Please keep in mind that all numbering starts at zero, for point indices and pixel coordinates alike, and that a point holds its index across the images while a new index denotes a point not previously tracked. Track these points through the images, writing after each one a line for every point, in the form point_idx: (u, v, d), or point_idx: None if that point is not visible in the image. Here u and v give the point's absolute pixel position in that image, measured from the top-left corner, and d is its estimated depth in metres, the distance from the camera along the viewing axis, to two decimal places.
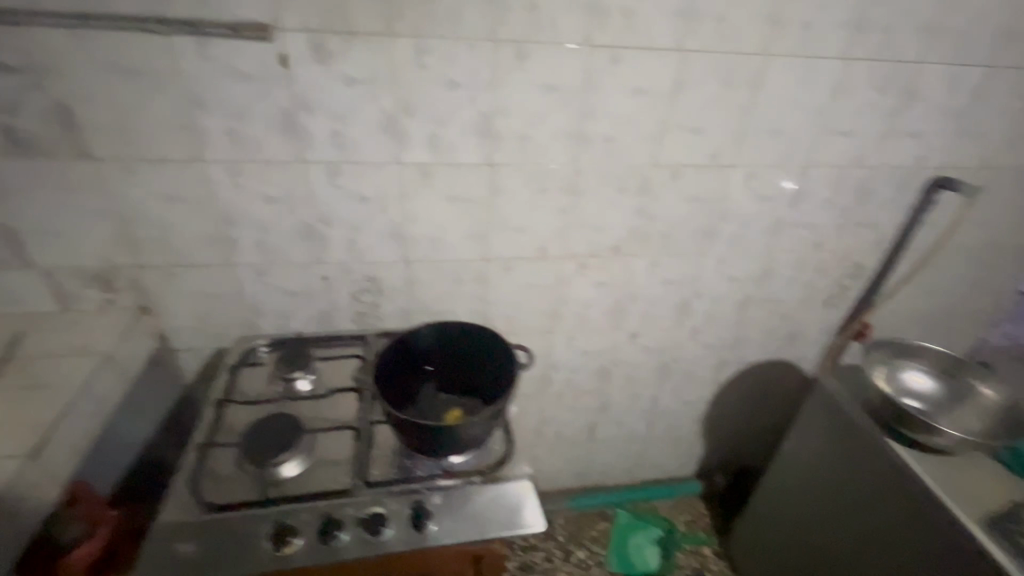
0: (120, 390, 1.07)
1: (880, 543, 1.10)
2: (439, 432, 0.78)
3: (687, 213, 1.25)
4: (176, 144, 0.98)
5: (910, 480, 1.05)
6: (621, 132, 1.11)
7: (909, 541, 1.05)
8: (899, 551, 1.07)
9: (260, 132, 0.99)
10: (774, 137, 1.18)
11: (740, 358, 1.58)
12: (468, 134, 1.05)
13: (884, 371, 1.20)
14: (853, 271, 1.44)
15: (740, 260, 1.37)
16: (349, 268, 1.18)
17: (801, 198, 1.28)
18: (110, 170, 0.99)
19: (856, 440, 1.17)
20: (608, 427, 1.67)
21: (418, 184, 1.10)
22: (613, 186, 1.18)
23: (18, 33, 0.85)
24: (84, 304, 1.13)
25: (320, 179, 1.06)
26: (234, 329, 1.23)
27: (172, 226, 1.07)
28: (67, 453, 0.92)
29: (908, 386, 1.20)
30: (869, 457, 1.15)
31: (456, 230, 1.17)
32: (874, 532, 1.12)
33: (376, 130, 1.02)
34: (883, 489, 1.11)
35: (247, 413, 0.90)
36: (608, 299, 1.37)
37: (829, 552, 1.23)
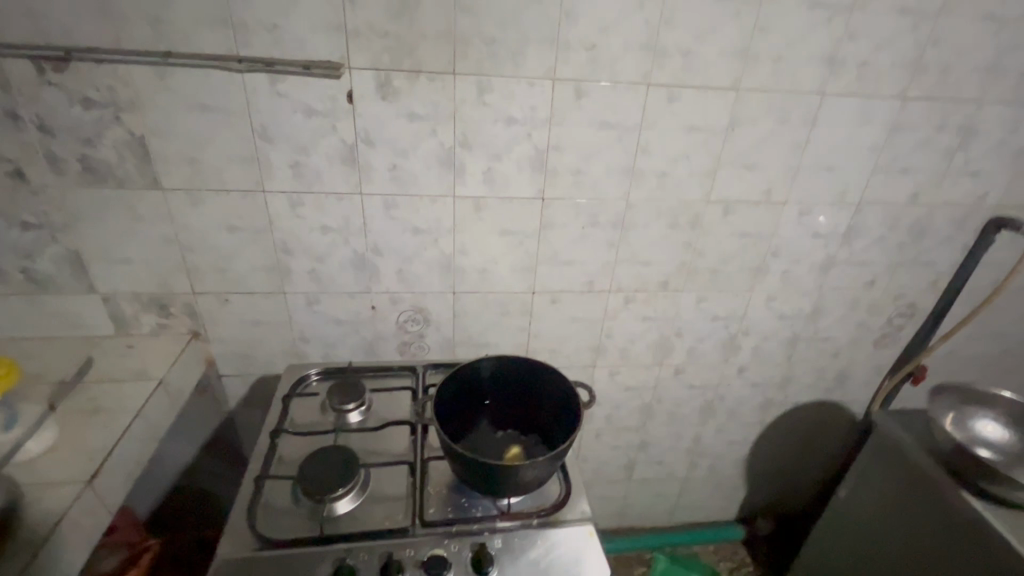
0: (170, 416, 1.07)
1: None
2: (502, 472, 0.76)
3: (738, 249, 1.23)
4: (241, 175, 1.01)
5: (989, 535, 0.98)
6: (674, 168, 1.11)
7: None
8: None
9: (322, 164, 1.01)
10: (829, 175, 1.16)
11: (787, 397, 1.53)
12: (523, 169, 1.06)
13: (951, 418, 1.14)
14: (906, 310, 1.40)
15: (790, 297, 1.34)
16: (397, 299, 1.19)
17: (855, 235, 1.26)
18: (177, 199, 1.02)
19: (924, 490, 1.11)
20: (647, 466, 1.61)
21: (471, 217, 1.10)
22: (663, 221, 1.17)
23: (104, 70, 0.89)
24: (139, 329, 1.15)
25: (376, 210, 1.07)
26: (281, 356, 1.23)
27: (230, 253, 1.09)
28: (119, 480, 0.92)
29: (979, 435, 1.13)
30: (937, 508, 1.08)
31: (505, 263, 1.17)
32: None
33: (433, 164, 1.04)
34: (957, 543, 1.04)
35: (301, 444, 0.89)
36: (653, 333, 1.34)
37: None
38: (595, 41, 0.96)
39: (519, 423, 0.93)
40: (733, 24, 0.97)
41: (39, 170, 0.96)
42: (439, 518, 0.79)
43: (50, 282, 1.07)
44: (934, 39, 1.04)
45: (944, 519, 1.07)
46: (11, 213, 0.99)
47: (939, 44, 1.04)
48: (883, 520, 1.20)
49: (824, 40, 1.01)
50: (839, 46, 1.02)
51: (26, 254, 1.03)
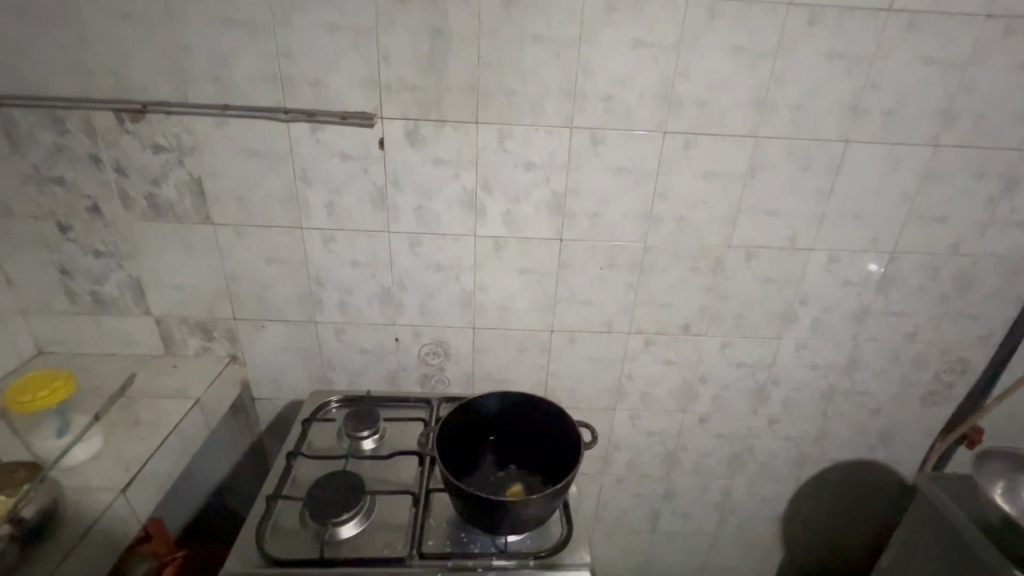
0: (204, 433, 1.15)
1: None
2: (499, 509, 0.77)
3: (763, 295, 1.21)
4: (282, 213, 1.11)
5: None
6: (693, 213, 1.12)
7: None
8: None
9: (354, 205, 1.10)
10: (858, 222, 1.14)
11: (824, 454, 1.44)
12: (542, 212, 1.11)
13: (1002, 486, 1.04)
14: (956, 366, 1.31)
15: (822, 347, 1.28)
16: (419, 332, 1.23)
17: (890, 284, 1.21)
18: (225, 233, 1.12)
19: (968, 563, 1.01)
20: (671, 517, 1.55)
21: (491, 256, 1.15)
22: (683, 265, 1.17)
23: (173, 120, 1.02)
24: (185, 350, 1.25)
25: (402, 247, 1.14)
26: (310, 382, 1.30)
27: (269, 284, 1.18)
28: (151, 490, 0.98)
29: None
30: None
31: (524, 301, 1.20)
32: None
33: (456, 205, 1.10)
34: None
35: (314, 468, 0.93)
36: (675, 378, 1.32)
37: None
38: (612, 92, 1.01)
39: (522, 461, 0.94)
40: (749, 75, 1.00)
41: (113, 205, 1.09)
42: (436, 551, 0.80)
43: (113, 304, 1.19)
44: (964, 87, 1.02)
45: None
46: (87, 242, 1.12)
47: (971, 93, 1.02)
48: None
49: (845, 90, 1.01)
50: (861, 95, 1.02)
51: (96, 279, 1.16)
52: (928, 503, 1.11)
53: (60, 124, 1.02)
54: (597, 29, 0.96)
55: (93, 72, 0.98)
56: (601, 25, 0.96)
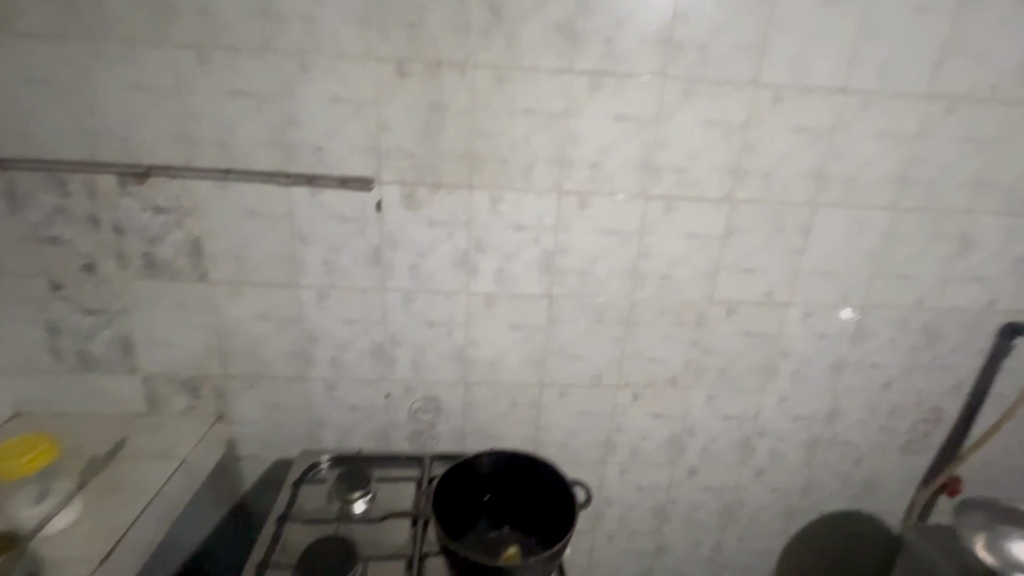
0: (187, 495, 1.11)
1: None
2: (496, 573, 0.76)
3: (745, 348, 1.26)
4: (278, 271, 1.13)
5: None
6: (675, 270, 1.17)
7: None
8: None
9: (350, 263, 1.13)
10: (829, 279, 1.21)
11: (812, 505, 1.45)
12: (532, 270, 1.15)
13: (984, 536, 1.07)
14: (930, 415, 1.36)
15: (803, 398, 1.32)
16: (411, 388, 1.24)
17: (863, 337, 1.27)
18: (220, 291, 1.14)
19: None
20: (664, 574, 1.52)
21: (482, 312, 1.18)
22: (668, 320, 1.22)
23: (175, 183, 1.06)
24: (171, 409, 1.23)
25: (396, 304, 1.16)
26: (298, 440, 1.28)
27: (261, 340, 1.18)
28: (131, 559, 0.95)
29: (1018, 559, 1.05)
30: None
31: (515, 356, 1.23)
32: None
33: (450, 264, 1.14)
34: None
35: (305, 533, 0.92)
36: (664, 430, 1.33)
37: None
38: (597, 160, 1.08)
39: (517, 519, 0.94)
40: (722, 145, 1.08)
41: (108, 264, 1.10)
42: None
43: (99, 362, 1.17)
44: (916, 158, 1.12)
45: None
46: (78, 300, 1.12)
47: (922, 163, 1.12)
48: None
49: (809, 159, 1.10)
50: (825, 165, 1.11)
51: (84, 337, 1.15)
52: (916, 557, 1.12)
53: (62, 186, 1.04)
54: (583, 104, 1.04)
55: (100, 138, 1.02)
56: (586, 101, 1.04)
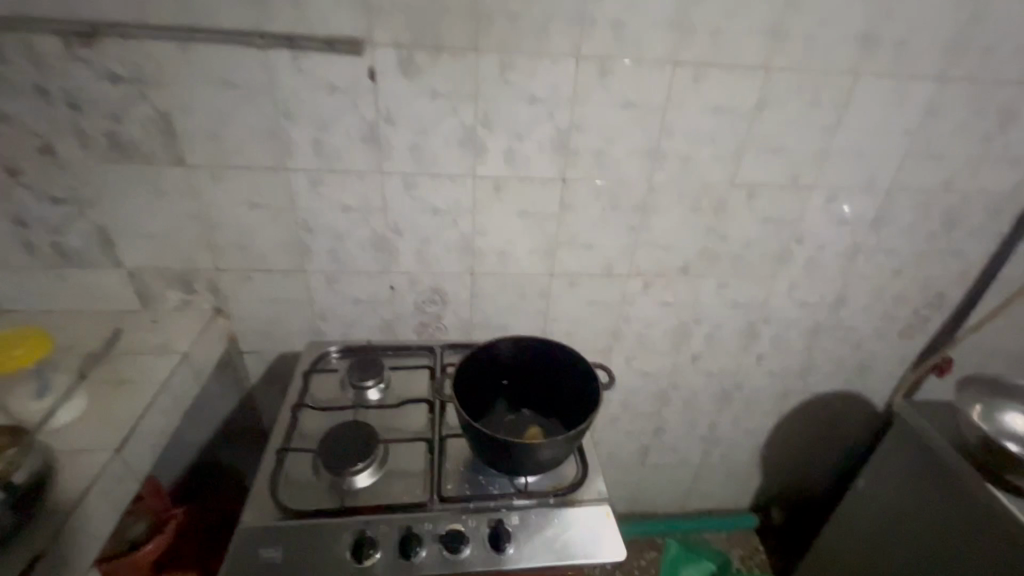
0: (194, 388, 1.10)
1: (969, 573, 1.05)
2: (520, 451, 0.76)
3: (761, 235, 1.21)
4: (263, 153, 1.01)
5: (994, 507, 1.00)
6: (699, 150, 1.08)
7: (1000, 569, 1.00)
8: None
9: (343, 143, 1.01)
10: (859, 160, 1.13)
11: (806, 387, 1.51)
12: (544, 150, 1.05)
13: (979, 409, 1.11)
14: (934, 301, 1.37)
15: (813, 285, 1.31)
16: (415, 279, 1.19)
17: (883, 222, 1.22)
18: (200, 175, 1.03)
19: (934, 470, 1.13)
20: (660, 451, 1.62)
21: (490, 198, 1.10)
22: (685, 205, 1.15)
23: (130, 46, 0.90)
24: (164, 304, 1.17)
25: (396, 190, 1.07)
26: (301, 334, 1.25)
27: (252, 231, 1.10)
28: (147, 448, 0.95)
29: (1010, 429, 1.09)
30: (959, 503, 1.08)
31: (524, 245, 1.17)
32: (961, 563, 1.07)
33: (454, 143, 1.03)
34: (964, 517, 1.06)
35: (321, 420, 0.91)
36: (671, 319, 1.33)
37: None
38: (622, 18, 0.94)
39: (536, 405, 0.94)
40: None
41: (68, 145, 0.98)
42: (456, 494, 0.79)
43: (79, 256, 1.09)
44: (977, 16, 0.99)
45: (966, 512, 1.06)
46: (41, 188, 1.01)
47: (982, 22, 1.00)
48: (903, 515, 1.20)
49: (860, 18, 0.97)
50: (876, 24, 0.98)
51: (56, 229, 1.06)
52: (912, 432, 1.18)
53: None
54: None
55: None
56: None
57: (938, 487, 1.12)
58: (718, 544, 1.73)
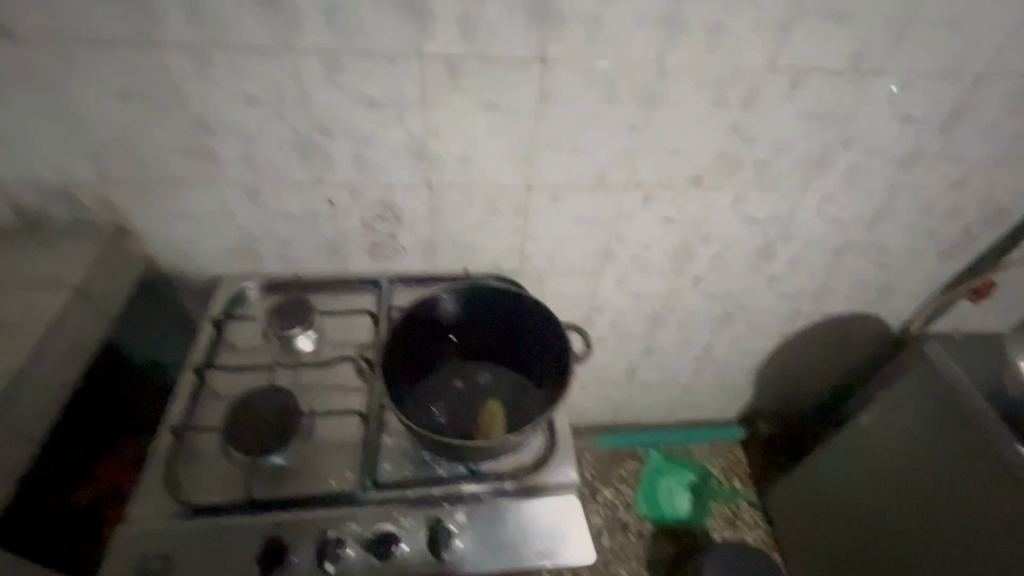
0: (100, 327, 0.92)
1: (962, 520, 1.01)
2: (465, 448, 0.62)
3: (799, 137, 0.94)
4: (117, 19, 0.72)
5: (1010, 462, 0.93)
6: (733, 16, 0.77)
7: (996, 519, 0.95)
8: (987, 530, 0.97)
9: (229, 4, 0.71)
10: (952, 32, 0.82)
11: (819, 310, 1.35)
12: (516, 15, 0.75)
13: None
14: (991, 217, 1.14)
15: (851, 198, 1.07)
16: (359, 192, 0.96)
17: (957, 119, 0.95)
18: (39, 53, 0.74)
19: (952, 417, 1.03)
20: (649, 371, 1.51)
21: (444, 86, 0.82)
22: (706, 96, 0.87)
23: None
24: (52, 223, 0.95)
25: (315, 74, 0.79)
26: (229, 255, 1.05)
27: (135, 130, 0.84)
28: (39, 404, 0.80)
29: None
30: (977, 454, 0.98)
31: (493, 150, 0.91)
32: (955, 509, 1.02)
33: (388, 5, 0.73)
34: (973, 468, 0.99)
35: (233, 381, 0.76)
36: (674, 238, 1.12)
37: (896, 522, 1.14)
38: None
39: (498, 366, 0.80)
40: None
41: None
42: (394, 478, 0.67)
43: None
44: None
45: (982, 464, 0.98)
46: None
47: None
48: (904, 456, 1.12)
49: None
50: None
51: None
52: (937, 376, 1.06)
53: None
54: None
55: None
56: None
57: (953, 434, 1.03)
58: (699, 456, 1.70)
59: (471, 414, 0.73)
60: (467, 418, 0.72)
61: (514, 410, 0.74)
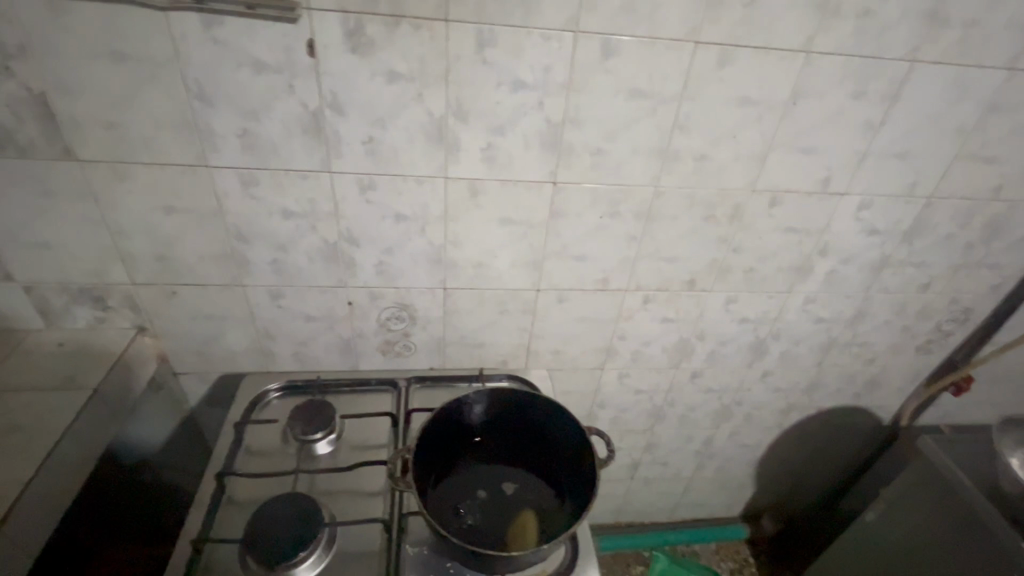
0: (111, 429, 0.92)
1: None
2: (491, 558, 0.62)
3: (781, 246, 1.05)
4: (177, 146, 0.80)
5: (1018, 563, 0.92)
6: (718, 149, 0.90)
7: None
8: None
9: (280, 134, 0.80)
10: (902, 162, 0.96)
11: (812, 403, 1.39)
12: (531, 146, 0.86)
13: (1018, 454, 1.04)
14: (959, 315, 1.23)
15: (831, 299, 1.16)
16: (378, 294, 1.01)
17: (916, 232, 1.07)
18: (99, 173, 0.81)
19: (957, 513, 1.03)
20: (651, 466, 1.50)
21: (465, 203, 0.91)
22: (697, 213, 0.97)
23: None
24: (74, 322, 0.98)
25: (349, 192, 0.87)
26: (244, 354, 1.07)
27: (174, 240, 0.90)
28: (42, 515, 0.77)
29: None
30: (989, 563, 0.98)
31: (507, 258, 0.99)
32: None
33: (420, 137, 0.83)
34: (988, 569, 0.98)
35: (254, 486, 0.78)
36: (672, 335, 1.18)
37: None
38: None
39: (523, 476, 0.80)
40: None
41: None
42: None
43: None
44: None
45: (992, 568, 0.97)
46: None
47: None
48: (917, 559, 1.11)
49: None
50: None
51: None
52: (937, 473, 1.07)
53: None
54: None
55: None
56: None
57: (962, 539, 1.02)
58: (706, 558, 1.66)
59: (497, 525, 0.72)
60: (492, 529, 0.72)
61: (540, 523, 0.73)
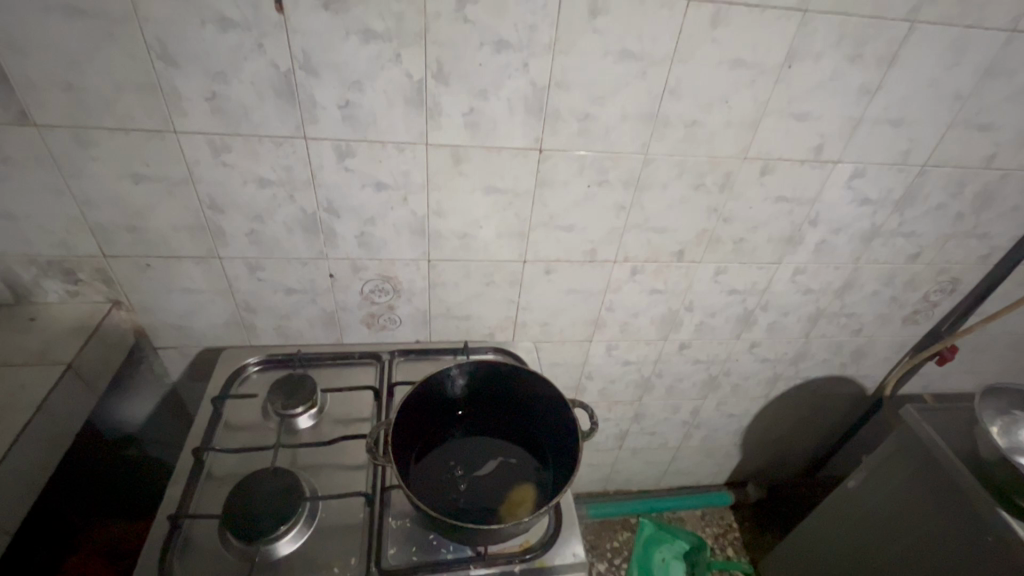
0: (87, 404, 0.90)
1: None
2: (472, 532, 0.62)
3: (771, 216, 1.03)
4: (141, 110, 0.76)
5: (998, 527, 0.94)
6: (709, 115, 0.87)
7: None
8: None
9: (250, 98, 0.76)
10: (896, 130, 0.93)
11: (798, 373, 1.40)
12: (516, 111, 0.82)
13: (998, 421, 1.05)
14: (947, 286, 1.23)
15: (820, 270, 1.15)
16: (360, 267, 0.98)
17: (907, 202, 1.05)
18: (59, 139, 0.77)
19: (938, 477, 1.05)
20: (638, 436, 1.51)
21: (447, 170, 0.87)
22: (686, 181, 0.95)
23: None
24: (45, 296, 0.94)
25: (326, 160, 0.84)
26: (225, 327, 1.04)
27: (145, 210, 0.86)
28: (18, 492, 0.76)
29: None
30: (969, 524, 0.99)
31: (493, 228, 0.96)
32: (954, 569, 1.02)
33: (399, 101, 0.79)
34: (968, 530, 1.00)
35: (233, 462, 0.78)
36: (661, 307, 1.17)
37: None
38: None
39: (506, 451, 0.80)
40: None
41: None
42: (399, 564, 0.66)
43: None
44: None
45: (972, 530, 0.99)
46: None
47: None
48: (898, 522, 1.13)
49: None
50: None
51: None
52: (920, 443, 1.08)
53: None
54: None
55: None
56: None
57: (944, 502, 1.04)
58: (691, 524, 1.69)
59: (479, 500, 0.72)
60: (474, 505, 0.71)
61: (524, 499, 0.72)
